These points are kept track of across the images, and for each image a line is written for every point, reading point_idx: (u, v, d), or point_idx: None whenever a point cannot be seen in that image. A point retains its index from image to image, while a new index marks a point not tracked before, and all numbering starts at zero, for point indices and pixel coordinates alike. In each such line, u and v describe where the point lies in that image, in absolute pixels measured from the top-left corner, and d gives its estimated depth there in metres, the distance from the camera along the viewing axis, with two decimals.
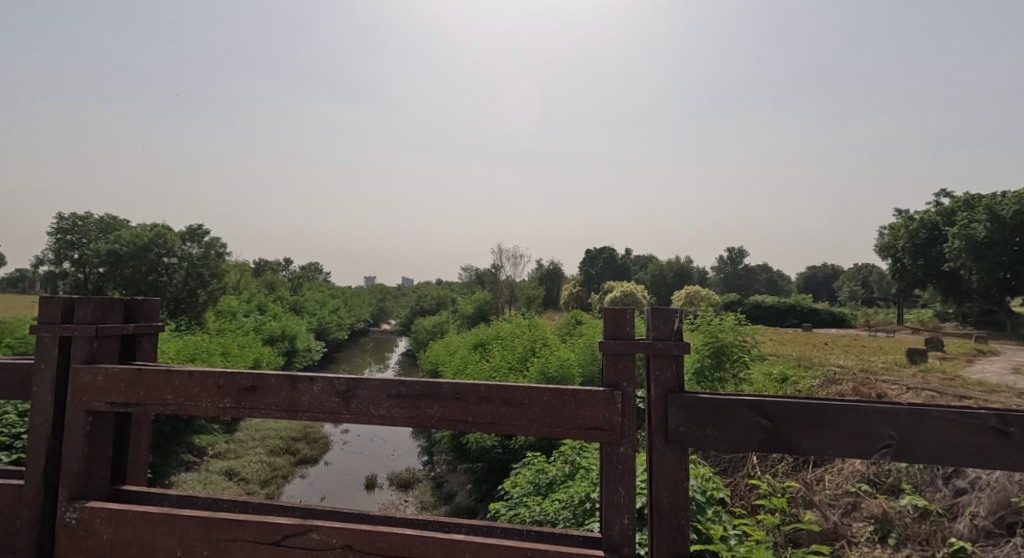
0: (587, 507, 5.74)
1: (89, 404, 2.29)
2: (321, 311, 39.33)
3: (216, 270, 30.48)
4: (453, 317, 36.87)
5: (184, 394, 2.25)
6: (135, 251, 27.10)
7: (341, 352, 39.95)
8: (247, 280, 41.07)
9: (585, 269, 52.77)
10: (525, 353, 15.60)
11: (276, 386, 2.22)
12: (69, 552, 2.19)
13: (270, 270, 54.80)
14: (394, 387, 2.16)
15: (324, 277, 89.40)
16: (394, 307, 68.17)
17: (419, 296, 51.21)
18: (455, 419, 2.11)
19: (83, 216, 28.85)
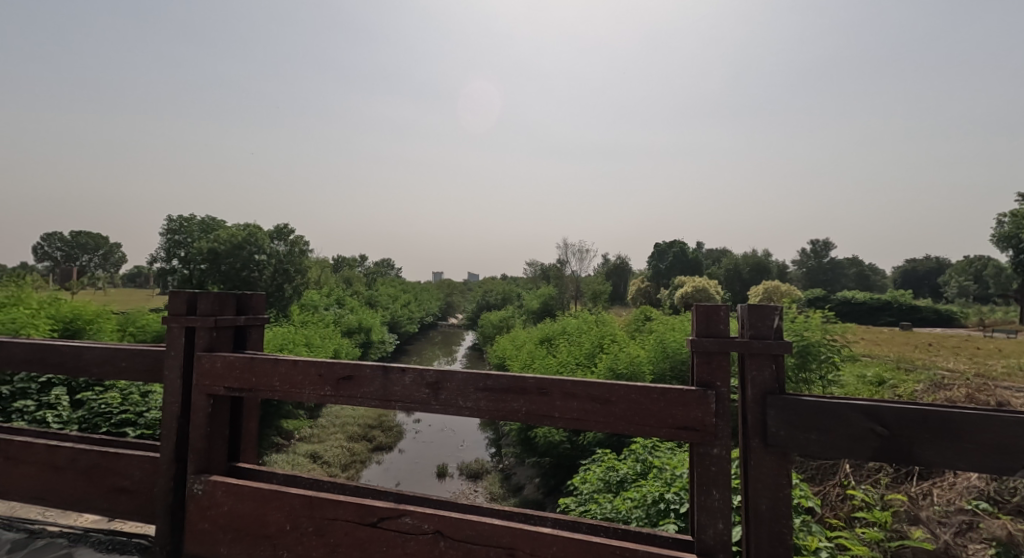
0: (662, 507, 5.57)
1: (210, 388, 2.54)
2: (393, 305, 41.10)
3: (299, 266, 32.89)
4: (519, 312, 37.16)
5: (289, 382, 2.44)
6: (231, 249, 29.75)
7: (412, 344, 41.48)
8: (326, 275, 43.70)
9: (654, 263, 51.23)
10: (593, 348, 15.39)
11: (371, 376, 2.36)
12: (195, 520, 2.45)
13: (347, 266, 58.06)
14: (481, 380, 2.21)
15: (395, 271, 93.25)
16: (461, 301, 69.72)
17: (486, 290, 52.03)
18: (540, 414, 2.13)
19: (187, 218, 31.92)
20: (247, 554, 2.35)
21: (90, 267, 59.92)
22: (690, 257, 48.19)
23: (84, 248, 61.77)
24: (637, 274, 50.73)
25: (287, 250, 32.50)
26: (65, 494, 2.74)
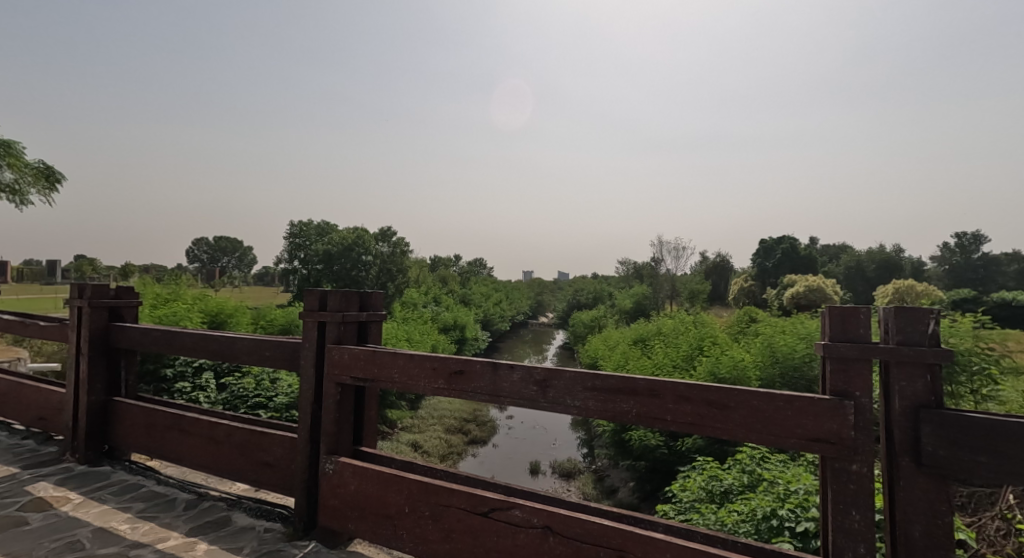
0: (775, 524, 5.15)
1: (339, 377, 2.80)
2: (486, 304, 42.22)
3: (401, 266, 35.61)
4: (611, 312, 36.36)
5: (407, 374, 2.62)
6: (342, 250, 32.63)
7: (504, 342, 42.33)
8: (424, 274, 46.12)
9: (760, 261, 47.51)
10: (693, 350, 14.67)
11: (481, 372, 2.46)
12: (327, 497, 2.72)
13: (443, 266, 60.80)
14: (589, 379, 2.22)
15: (488, 271, 95.88)
16: (552, 300, 69.83)
17: (576, 289, 51.64)
18: (652, 416, 2.08)
19: (306, 222, 35.43)
20: (372, 531, 2.56)
21: (229, 267, 68.81)
22: (802, 254, 44.04)
23: (224, 251, 71.01)
24: (740, 273, 47.38)
25: (390, 250, 34.93)
26: (223, 464, 3.18)
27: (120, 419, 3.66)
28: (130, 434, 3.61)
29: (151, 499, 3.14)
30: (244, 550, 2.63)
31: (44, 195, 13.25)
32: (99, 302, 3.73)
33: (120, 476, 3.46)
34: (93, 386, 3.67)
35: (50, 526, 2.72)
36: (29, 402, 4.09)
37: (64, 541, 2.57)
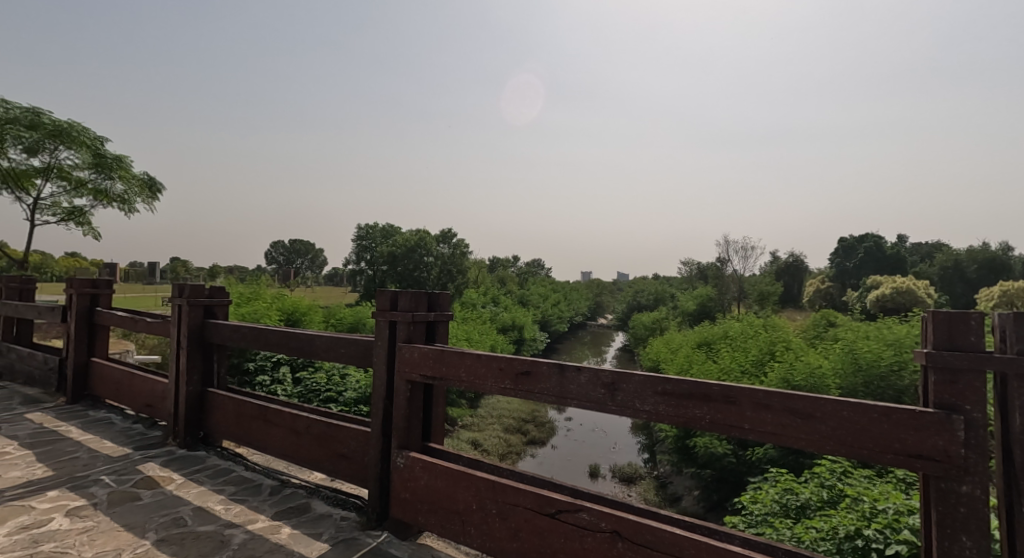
0: (860, 544, 4.79)
1: (409, 375, 2.90)
2: (544, 304, 42.23)
3: (461, 267, 36.41)
4: (673, 313, 35.22)
5: (474, 374, 2.67)
6: (405, 251, 33.82)
7: (562, 343, 42.14)
8: (483, 275, 46.81)
9: (839, 260, 44.18)
10: (763, 354, 13.89)
11: (548, 373, 2.45)
12: (399, 489, 2.82)
13: (501, 266, 61.44)
14: (660, 383, 2.15)
15: (545, 271, 95.81)
16: (611, 301, 68.63)
17: (636, 290, 50.46)
18: (728, 424, 1.99)
19: (372, 225, 37.14)
20: (441, 525, 2.63)
21: (303, 267, 73.40)
22: (888, 253, 40.49)
23: (298, 252, 75.81)
24: (816, 273, 44.35)
25: (451, 251, 35.86)
26: (303, 455, 3.38)
27: (214, 409, 4.00)
28: (221, 423, 3.93)
29: (240, 483, 3.40)
30: (323, 536, 2.79)
31: (148, 205, 14.66)
32: (196, 300, 4.09)
33: (214, 461, 3.77)
34: (191, 377, 4.02)
35: (159, 502, 3.02)
36: (138, 390, 4.55)
37: (170, 517, 2.85)
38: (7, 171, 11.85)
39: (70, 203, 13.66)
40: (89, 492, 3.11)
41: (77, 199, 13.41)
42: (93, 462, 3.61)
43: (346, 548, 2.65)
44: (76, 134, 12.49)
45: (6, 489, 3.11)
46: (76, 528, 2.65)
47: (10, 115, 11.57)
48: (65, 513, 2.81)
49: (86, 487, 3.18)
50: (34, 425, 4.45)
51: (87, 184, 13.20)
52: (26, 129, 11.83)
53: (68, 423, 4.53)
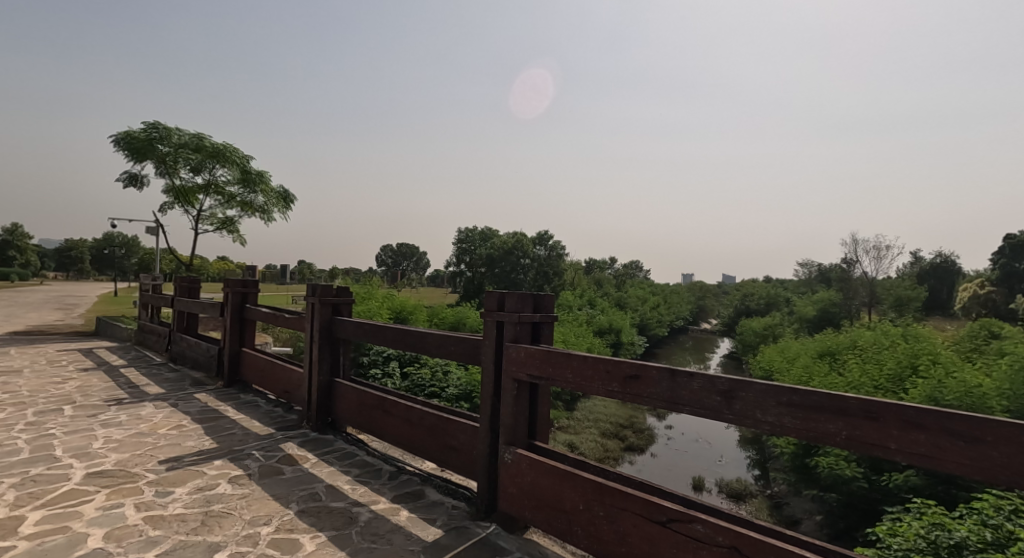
0: None
1: (516, 374, 2.97)
2: (642, 307, 40.84)
3: (557, 269, 36.67)
4: (788, 320, 32.19)
5: (581, 375, 2.67)
6: (503, 253, 34.84)
7: (662, 348, 40.39)
8: (579, 276, 46.54)
9: (1004, 261, 37.37)
10: (903, 368, 12.14)
11: (657, 378, 2.37)
12: (507, 484, 2.91)
13: (598, 269, 60.70)
14: (785, 394, 1.99)
15: (643, 273, 92.60)
16: (716, 306, 64.41)
17: (744, 293, 46.87)
18: (870, 442, 1.79)
19: (472, 228, 39.64)
20: (548, 523, 2.67)
21: (409, 269, 78.48)
22: None
23: (405, 255, 81.10)
24: (971, 277, 37.94)
25: (547, 254, 36.40)
26: (417, 445, 3.61)
27: (340, 398, 4.42)
28: (346, 411, 4.34)
29: (363, 466, 3.73)
30: (437, 522, 2.96)
31: (283, 214, 16.54)
32: (326, 298, 4.57)
33: (340, 445, 4.17)
34: (321, 367, 4.50)
35: (298, 478, 3.41)
36: (279, 377, 5.17)
37: (308, 491, 3.20)
38: (178, 188, 14.08)
39: (224, 214, 15.87)
40: (244, 464, 3.60)
41: (229, 210, 15.53)
42: (247, 438, 4.19)
43: (458, 535, 2.79)
44: (229, 154, 14.49)
45: (185, 455, 3.71)
46: (236, 493, 3.09)
47: (182, 140, 13.73)
48: (228, 480, 3.29)
49: (242, 459, 3.69)
50: (200, 404, 5.25)
51: (236, 197, 15.23)
52: (192, 152, 13.97)
53: (225, 403, 5.28)
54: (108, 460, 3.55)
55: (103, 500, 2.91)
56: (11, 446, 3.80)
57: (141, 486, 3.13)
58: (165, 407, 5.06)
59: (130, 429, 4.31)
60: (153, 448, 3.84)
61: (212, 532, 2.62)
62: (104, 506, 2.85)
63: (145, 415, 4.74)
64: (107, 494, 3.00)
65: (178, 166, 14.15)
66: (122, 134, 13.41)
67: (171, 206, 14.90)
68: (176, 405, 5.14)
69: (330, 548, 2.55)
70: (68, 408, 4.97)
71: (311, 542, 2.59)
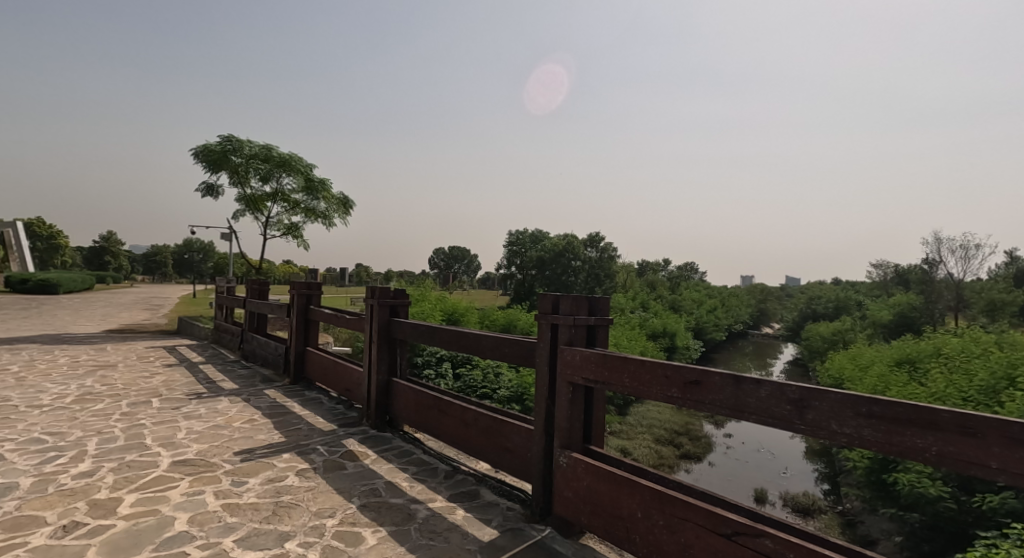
0: None
1: (571, 377, 2.94)
2: (698, 310, 39.41)
3: (609, 271, 36.08)
4: (860, 324, 30.07)
5: (639, 380, 2.61)
6: (554, 256, 34.78)
7: (720, 353, 38.84)
8: (632, 279, 45.61)
9: None
10: (996, 379, 10.92)
11: (721, 384, 2.28)
12: (562, 487, 2.88)
13: (651, 271, 59.29)
14: (864, 404, 1.86)
15: (699, 276, 89.31)
16: (779, 309, 61.04)
17: (810, 295, 44.21)
18: (966, 460, 1.63)
19: (523, 231, 40.45)
20: (605, 529, 2.62)
21: (461, 272, 79.99)
22: None
23: (456, 258, 82.66)
24: None
25: (599, 256, 35.98)
26: (472, 445, 3.66)
27: (398, 397, 4.55)
28: (404, 410, 4.45)
29: (420, 465, 3.81)
30: (493, 523, 2.98)
31: (343, 219, 17.27)
32: (384, 300, 4.72)
33: (398, 443, 4.29)
34: (380, 367, 4.66)
35: (359, 473, 3.54)
36: (340, 375, 5.40)
37: (369, 486, 3.32)
38: (249, 197, 15.04)
39: (290, 220, 16.79)
40: (310, 458, 3.78)
41: (294, 216, 16.41)
42: (312, 433, 4.39)
43: (513, 537, 2.80)
44: (294, 164, 15.33)
45: (257, 447, 3.95)
46: (303, 486, 3.25)
47: (253, 151, 14.67)
48: (296, 473, 3.47)
49: (308, 453, 3.88)
50: (269, 399, 5.57)
51: (301, 204, 16.07)
52: (262, 162, 14.88)
53: (292, 399, 5.58)
54: (190, 450, 3.84)
55: (187, 487, 3.15)
56: (109, 434, 4.18)
57: (219, 475, 3.36)
58: (239, 402, 5.40)
59: (209, 421, 4.65)
60: (229, 440, 4.12)
61: (283, 521, 2.77)
62: (188, 492, 3.09)
63: (222, 409, 5.09)
64: (189, 481, 3.25)
65: (249, 176, 15.12)
66: (201, 148, 14.50)
67: (243, 214, 15.92)
68: (248, 400, 5.48)
69: (390, 543, 2.63)
70: (156, 400, 5.43)
71: (373, 535, 2.68)
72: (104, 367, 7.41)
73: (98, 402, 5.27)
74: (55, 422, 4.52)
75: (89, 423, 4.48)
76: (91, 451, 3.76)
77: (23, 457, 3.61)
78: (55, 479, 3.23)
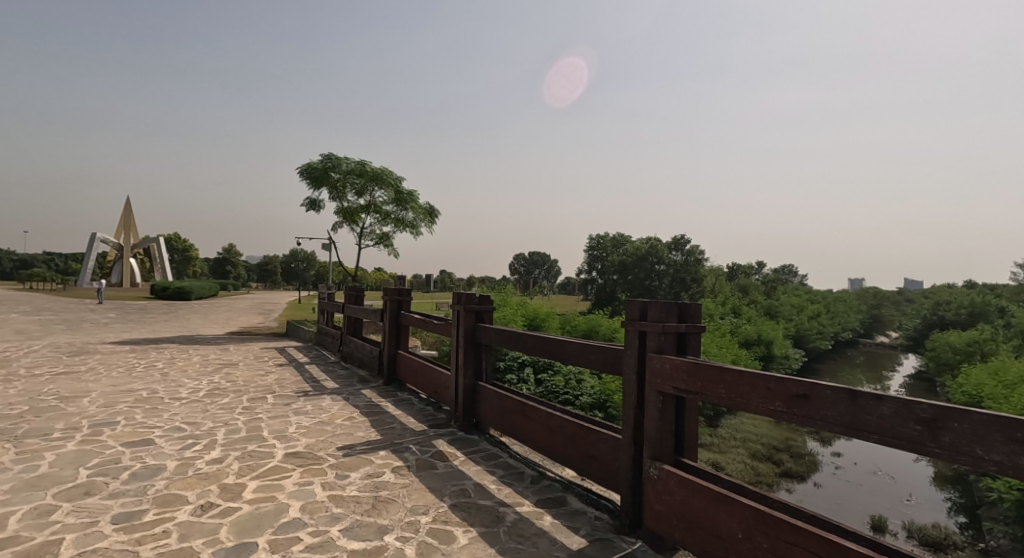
0: None
1: (661, 386, 2.82)
2: (799, 316, 36.21)
3: (695, 275, 33.96)
4: (1003, 335, 25.91)
5: (736, 392, 2.45)
6: (637, 260, 33.97)
7: (825, 363, 35.37)
8: (722, 283, 43.07)
9: None
10: None
11: (833, 399, 2.08)
12: (653, 500, 2.78)
13: (743, 274, 55.62)
14: (1017, 429, 1.60)
15: (799, 279, 82.06)
16: (897, 316, 54.31)
17: (937, 300, 38.87)
18: None
19: (603, 235, 39.90)
20: (701, 547, 2.49)
21: (542, 278, 80.24)
22: None
23: (537, 264, 83.30)
24: None
25: (684, 259, 34.12)
26: (558, 451, 3.64)
27: (484, 401, 4.66)
28: (490, 414, 4.54)
29: (507, 468, 3.87)
30: (581, 531, 2.95)
31: (429, 228, 18.04)
32: (470, 306, 4.86)
33: (485, 446, 4.38)
34: (467, 371, 4.79)
35: (449, 473, 3.67)
36: (430, 378, 5.62)
37: (459, 487, 3.43)
38: (346, 210, 16.23)
39: (381, 230, 17.84)
40: (404, 456, 3.98)
41: (385, 226, 17.42)
42: (404, 433, 4.63)
43: (602, 547, 2.75)
44: (385, 177, 16.30)
45: (357, 444, 4.23)
46: (399, 483, 3.43)
47: (349, 167, 15.82)
48: (392, 470, 3.67)
49: (402, 452, 4.08)
50: (366, 399, 5.95)
51: (391, 215, 17.03)
52: (357, 177, 16.00)
53: (386, 400, 5.92)
54: (301, 443, 4.20)
55: (298, 477, 3.45)
56: (234, 425, 4.70)
57: (324, 468, 3.65)
58: (339, 401, 5.82)
59: (315, 417, 5.06)
60: (332, 436, 4.45)
61: (382, 515, 2.94)
62: (299, 482, 3.38)
63: (325, 406, 5.52)
64: (300, 472, 3.55)
65: (346, 191, 16.29)
66: (305, 166, 15.91)
67: (341, 226, 17.20)
68: (348, 399, 5.89)
69: (481, 543, 2.69)
70: (270, 396, 6.01)
71: (464, 535, 2.75)
72: (228, 365, 8.35)
73: (224, 396, 5.94)
74: (192, 413, 5.17)
75: (217, 415, 5.07)
76: (220, 440, 4.25)
77: (168, 442, 4.16)
78: (193, 463, 3.68)
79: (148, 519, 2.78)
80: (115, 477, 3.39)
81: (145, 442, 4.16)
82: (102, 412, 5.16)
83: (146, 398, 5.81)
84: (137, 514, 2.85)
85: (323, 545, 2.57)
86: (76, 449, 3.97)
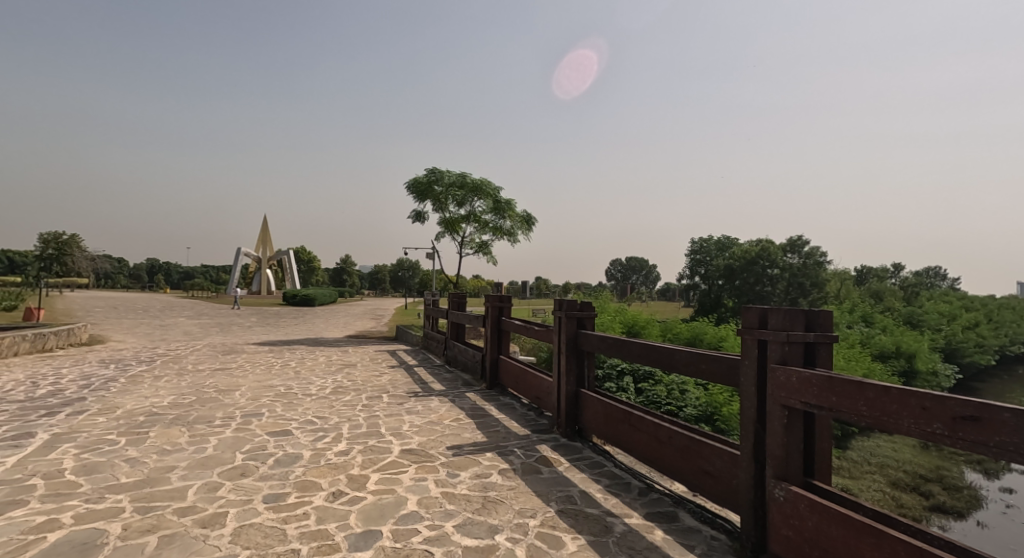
0: None
1: (786, 400, 2.57)
2: (949, 326, 31.14)
3: (816, 279, 30.66)
4: None
5: (880, 410, 2.17)
6: (745, 264, 31.70)
7: (987, 382, 29.94)
8: (848, 288, 38.48)
9: None
10: None
11: (1014, 425, 1.76)
12: (780, 525, 2.54)
13: (875, 278, 49.16)
14: None
15: (948, 282, 70.62)
16: None
17: None
18: None
19: (706, 239, 37.81)
20: None
21: (639, 284, 77.95)
22: None
23: (634, 269, 81.09)
24: None
25: (802, 262, 30.91)
26: (667, 464, 3.47)
27: (586, 408, 4.61)
28: (593, 421, 4.48)
29: (613, 478, 3.77)
30: (696, 550, 2.78)
31: (526, 236, 18.29)
32: (571, 312, 4.83)
33: (589, 454, 4.32)
34: (569, 377, 4.77)
35: (555, 479, 3.67)
36: (531, 384, 5.68)
37: (565, 493, 3.42)
38: (448, 220, 17.04)
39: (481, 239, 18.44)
40: (509, 458, 4.06)
41: (483, 235, 17.98)
42: (508, 436, 4.71)
43: None
44: (484, 188, 16.90)
45: (464, 445, 4.39)
46: (506, 484, 3.50)
47: (451, 180, 16.65)
48: (498, 471, 3.76)
49: (508, 455, 4.17)
50: (471, 402, 6.17)
51: (489, 224, 17.56)
52: (458, 188, 16.74)
53: (489, 403, 6.09)
54: (414, 441, 4.47)
55: (414, 473, 3.67)
56: (356, 421, 5.14)
57: (436, 466, 3.83)
58: (446, 402, 6.11)
59: (425, 417, 5.36)
60: (442, 435, 4.68)
61: (492, 514, 3.02)
62: (415, 477, 3.59)
63: (434, 407, 5.82)
64: (415, 468, 3.77)
65: (448, 202, 17.08)
66: (411, 181, 17.02)
67: (444, 236, 18.09)
68: (454, 401, 6.15)
69: (591, 552, 2.64)
70: (385, 396, 6.47)
71: (573, 542, 2.73)
72: (349, 365, 9.16)
73: (347, 394, 6.52)
74: (321, 408, 5.74)
75: (342, 411, 5.57)
76: (345, 434, 4.66)
77: (303, 434, 4.65)
78: (324, 453, 4.08)
79: (291, 501, 3.13)
80: (263, 461, 3.86)
81: (284, 432, 4.69)
82: (251, 403, 5.93)
83: (284, 393, 6.56)
84: (282, 496, 3.21)
85: (440, 539, 2.70)
86: (232, 435, 4.60)
